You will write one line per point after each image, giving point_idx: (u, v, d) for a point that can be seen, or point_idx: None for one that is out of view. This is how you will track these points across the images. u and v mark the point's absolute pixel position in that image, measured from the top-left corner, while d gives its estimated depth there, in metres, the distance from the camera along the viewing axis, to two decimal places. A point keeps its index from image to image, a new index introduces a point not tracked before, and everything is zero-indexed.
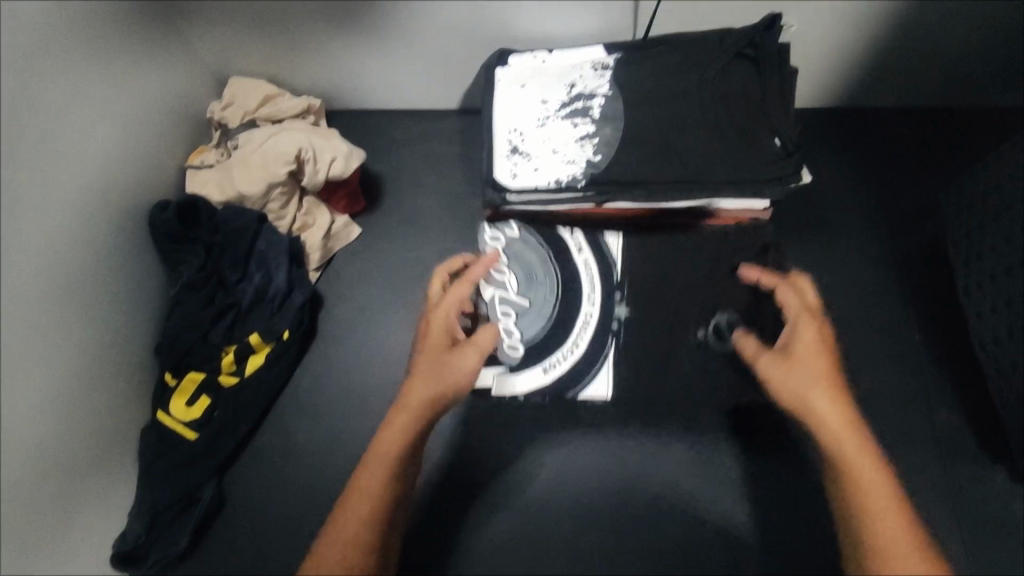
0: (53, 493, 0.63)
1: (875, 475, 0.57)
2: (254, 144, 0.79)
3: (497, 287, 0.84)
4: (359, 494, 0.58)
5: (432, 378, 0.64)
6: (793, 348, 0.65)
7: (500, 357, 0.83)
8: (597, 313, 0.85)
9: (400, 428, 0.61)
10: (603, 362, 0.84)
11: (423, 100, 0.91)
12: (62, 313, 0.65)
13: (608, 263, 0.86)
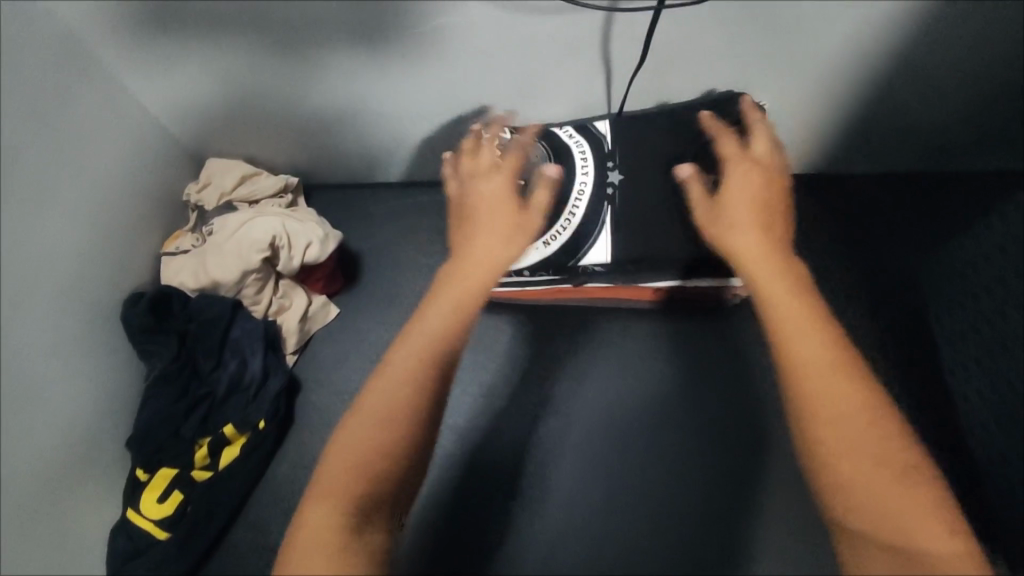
0: None
1: (812, 328, 0.47)
2: (227, 231, 0.78)
3: None
4: (389, 374, 0.46)
5: (494, 248, 0.56)
6: (729, 208, 0.57)
7: None
8: (592, 179, 0.71)
9: (441, 300, 0.52)
10: (602, 227, 0.71)
11: (400, 175, 0.93)
12: (32, 417, 0.65)
13: (599, 135, 0.72)
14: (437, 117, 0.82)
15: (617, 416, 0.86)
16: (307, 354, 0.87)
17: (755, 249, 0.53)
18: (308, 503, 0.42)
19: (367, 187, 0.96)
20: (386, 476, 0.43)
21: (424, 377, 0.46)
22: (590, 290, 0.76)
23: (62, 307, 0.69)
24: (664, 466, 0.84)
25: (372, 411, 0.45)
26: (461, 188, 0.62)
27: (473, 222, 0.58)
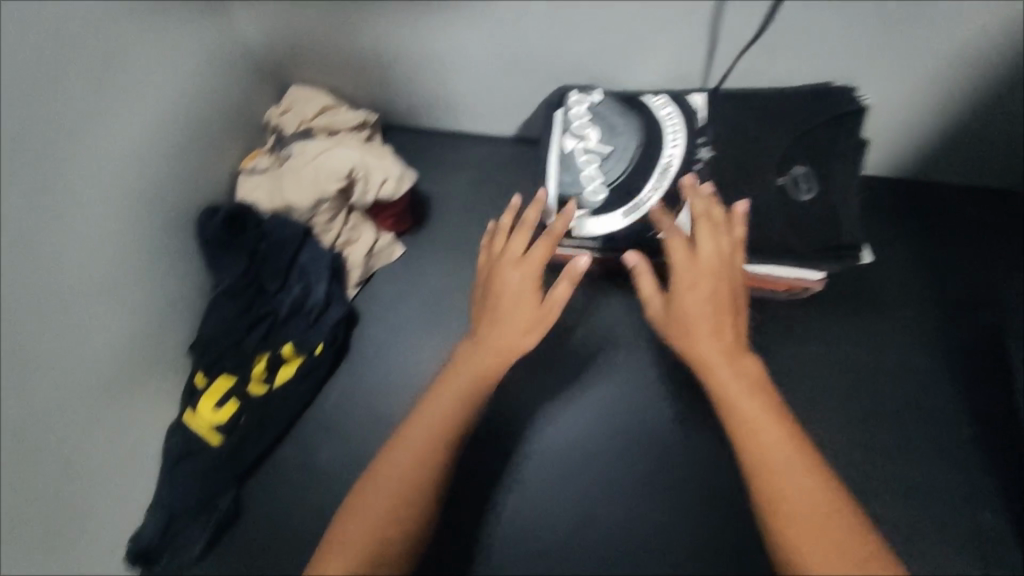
0: (75, 481, 0.65)
1: (766, 429, 0.54)
2: (306, 157, 0.79)
3: (579, 140, 0.74)
4: (399, 451, 0.59)
5: (509, 333, 0.62)
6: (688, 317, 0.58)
7: (580, 201, 0.72)
8: (681, 152, 0.71)
9: (450, 389, 0.62)
10: (684, 203, 0.71)
11: (479, 124, 0.93)
12: (105, 308, 0.67)
13: (692, 110, 0.73)
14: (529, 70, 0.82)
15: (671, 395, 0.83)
16: (367, 290, 0.88)
17: (718, 357, 0.56)
18: (330, 551, 0.56)
19: (445, 131, 0.96)
20: (391, 534, 0.57)
21: (426, 456, 0.59)
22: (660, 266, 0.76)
23: (141, 209, 0.71)
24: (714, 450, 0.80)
25: (389, 477, 0.58)
26: (487, 268, 0.66)
27: (494, 307, 0.63)
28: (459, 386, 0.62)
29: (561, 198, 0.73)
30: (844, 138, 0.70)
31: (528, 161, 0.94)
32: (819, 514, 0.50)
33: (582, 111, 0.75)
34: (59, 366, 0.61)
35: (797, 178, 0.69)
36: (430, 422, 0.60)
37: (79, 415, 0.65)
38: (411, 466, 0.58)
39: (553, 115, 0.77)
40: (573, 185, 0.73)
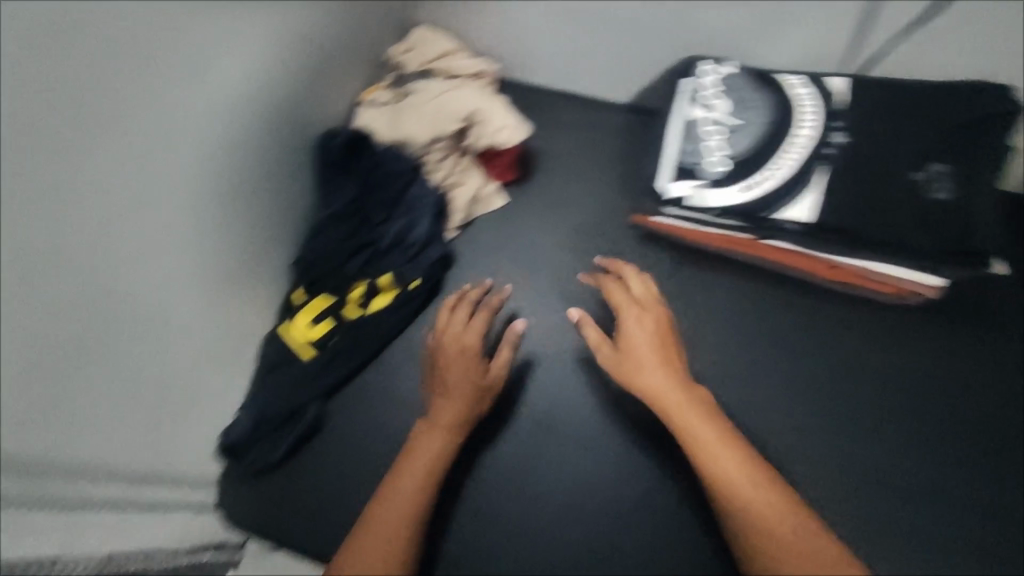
0: (184, 363, 0.67)
1: (730, 453, 0.58)
2: (430, 94, 0.81)
3: (704, 110, 0.73)
4: (379, 517, 0.59)
5: (459, 408, 0.70)
6: (636, 355, 0.67)
7: (699, 171, 0.71)
8: (809, 131, 0.69)
9: (412, 469, 0.64)
10: (810, 184, 0.68)
11: (602, 88, 0.95)
12: (234, 205, 0.69)
13: (826, 93, 0.70)
14: (662, 34, 0.83)
15: (757, 380, 0.81)
16: (466, 234, 0.89)
17: (662, 387, 0.64)
18: None
19: (563, 91, 0.97)
20: None
21: (406, 520, 0.60)
22: (768, 250, 0.73)
23: (281, 118, 0.74)
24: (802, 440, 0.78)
25: (377, 531, 0.58)
26: (438, 334, 0.75)
27: (445, 382, 0.71)
28: (415, 475, 0.64)
29: (680, 165, 0.72)
30: (990, 137, 0.66)
31: (641, 131, 0.94)
32: (802, 525, 0.53)
33: (708, 81, 0.74)
34: (194, 252, 0.66)
35: (934, 176, 0.66)
36: (398, 498, 0.62)
37: (194, 300, 0.67)
38: (392, 514, 0.60)
39: (680, 83, 0.76)
40: (694, 154, 0.72)
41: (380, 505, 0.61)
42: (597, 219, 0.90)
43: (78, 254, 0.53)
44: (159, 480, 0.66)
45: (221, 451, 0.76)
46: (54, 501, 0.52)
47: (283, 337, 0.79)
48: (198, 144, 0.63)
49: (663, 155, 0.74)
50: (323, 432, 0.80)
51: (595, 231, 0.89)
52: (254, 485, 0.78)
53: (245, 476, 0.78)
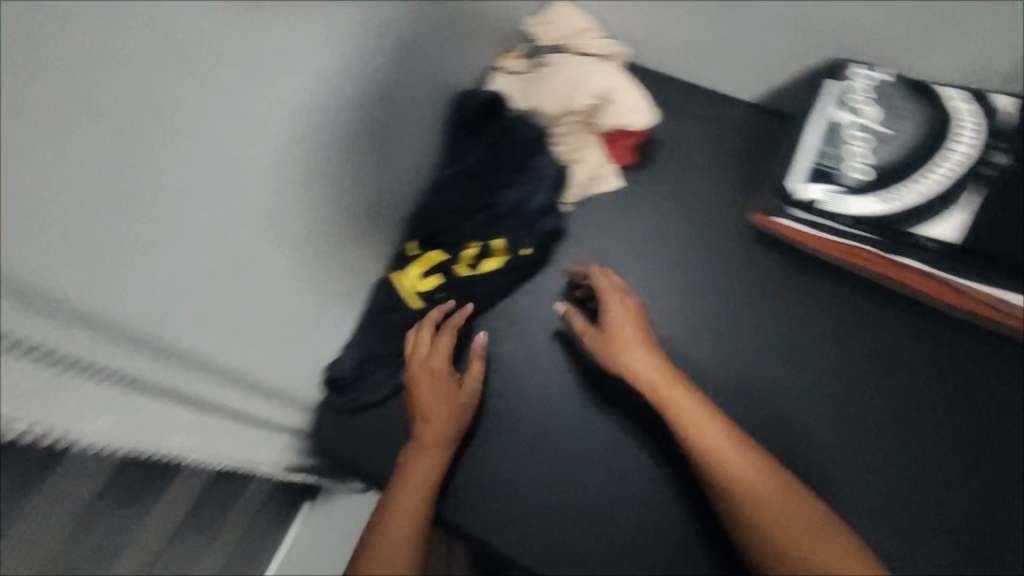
0: (309, 292, 0.71)
1: (712, 430, 0.69)
2: (566, 68, 0.82)
3: (852, 115, 0.71)
4: (387, 536, 0.68)
5: (440, 428, 0.74)
6: (620, 335, 0.76)
7: (837, 177, 0.70)
8: (964, 149, 0.66)
9: (408, 487, 0.71)
10: (958, 205, 0.66)
11: (732, 84, 0.94)
12: (374, 150, 0.73)
13: (988, 112, 0.67)
14: (810, 33, 0.81)
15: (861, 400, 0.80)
16: (578, 211, 0.90)
17: (654, 379, 0.73)
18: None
19: (691, 82, 0.97)
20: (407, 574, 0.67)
21: (411, 534, 0.69)
22: (899, 270, 0.70)
23: (425, 74, 0.77)
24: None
25: (389, 546, 0.67)
26: (412, 364, 0.78)
27: (424, 408, 0.75)
28: (412, 491, 0.71)
29: (817, 169, 0.71)
30: None
31: (768, 131, 0.92)
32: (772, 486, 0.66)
33: (861, 86, 0.72)
34: (342, 194, 0.70)
35: None
36: (398, 514, 0.69)
37: (327, 235, 0.70)
38: (401, 526, 0.69)
39: (826, 82, 0.73)
40: (834, 159, 0.70)
41: (386, 522, 0.69)
42: (712, 214, 0.89)
43: (255, 176, 0.56)
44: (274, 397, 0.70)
45: (326, 383, 0.79)
46: (193, 399, 0.56)
47: (396, 284, 0.82)
48: (360, 90, 0.66)
49: (798, 156, 0.72)
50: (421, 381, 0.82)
51: (709, 226, 0.88)
52: (350, 421, 0.81)
53: (342, 411, 0.80)
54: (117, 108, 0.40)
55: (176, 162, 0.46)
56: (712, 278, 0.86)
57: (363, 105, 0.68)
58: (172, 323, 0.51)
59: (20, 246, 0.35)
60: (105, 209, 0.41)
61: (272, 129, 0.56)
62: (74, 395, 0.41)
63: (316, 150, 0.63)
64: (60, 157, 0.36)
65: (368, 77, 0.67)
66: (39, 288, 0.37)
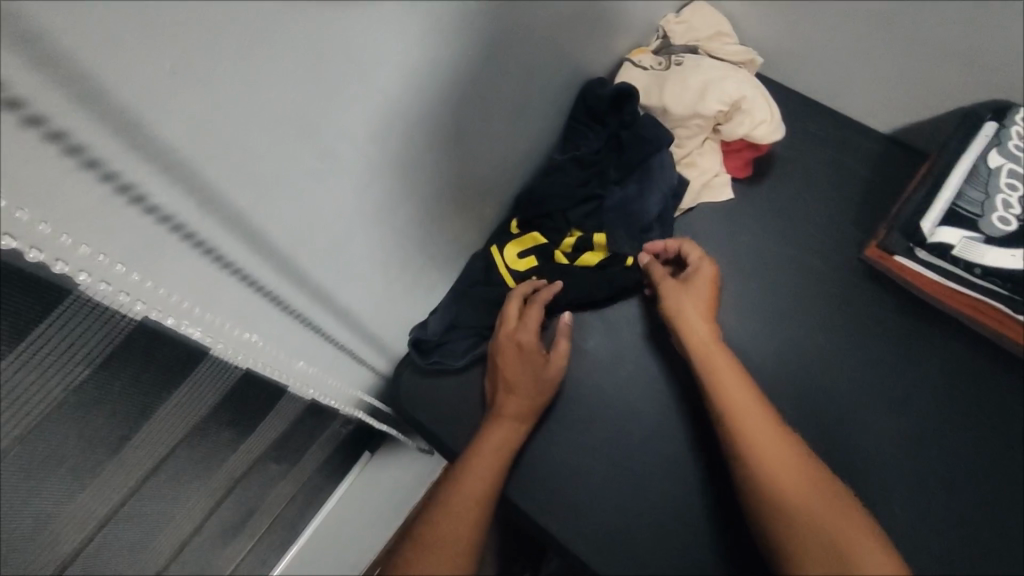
0: (416, 251, 0.73)
1: (756, 403, 0.67)
2: (702, 70, 0.80)
3: (1011, 163, 0.66)
4: (461, 496, 0.69)
5: (523, 401, 0.76)
6: (688, 289, 0.76)
7: (979, 224, 0.66)
8: None
9: (484, 453, 0.73)
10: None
11: (867, 113, 0.90)
12: (499, 123, 0.73)
13: None
14: (969, 71, 0.77)
15: (963, 461, 0.75)
16: (685, 218, 0.88)
17: (707, 336, 0.73)
18: (431, 536, 0.65)
19: (822, 104, 0.93)
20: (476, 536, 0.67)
21: (484, 500, 0.70)
22: (1016, 328, 0.68)
23: (561, 57, 0.77)
24: (1001, 543, 0.70)
25: (461, 509, 0.68)
26: (502, 333, 0.77)
27: (511, 381, 0.76)
28: (488, 458, 0.72)
29: (952, 211, 0.67)
30: None
31: (898, 166, 0.88)
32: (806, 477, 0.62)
33: None
34: (464, 160, 0.71)
35: None
36: (476, 477, 0.70)
37: (443, 199, 0.72)
38: (476, 488, 0.70)
39: (983, 125, 0.69)
40: (979, 204, 0.66)
41: (463, 484, 0.70)
42: (822, 242, 0.86)
43: (395, 127, 0.57)
44: (364, 347, 0.72)
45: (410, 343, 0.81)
46: (298, 318, 0.56)
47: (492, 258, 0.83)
48: (504, 62, 0.67)
49: (936, 195, 0.69)
50: None
51: (818, 254, 0.85)
52: (427, 383, 0.83)
53: (421, 369, 0.83)
54: (321, 47, 0.43)
55: (350, 109, 0.49)
56: (811, 307, 0.83)
57: (501, 77, 0.68)
58: (316, 255, 0.55)
59: (208, 142, 0.38)
60: (287, 136, 0.44)
61: (429, 93, 0.59)
62: (210, 287, 0.44)
63: (454, 112, 0.64)
64: (253, 62, 0.38)
65: (512, 53, 0.67)
66: (215, 189, 0.40)
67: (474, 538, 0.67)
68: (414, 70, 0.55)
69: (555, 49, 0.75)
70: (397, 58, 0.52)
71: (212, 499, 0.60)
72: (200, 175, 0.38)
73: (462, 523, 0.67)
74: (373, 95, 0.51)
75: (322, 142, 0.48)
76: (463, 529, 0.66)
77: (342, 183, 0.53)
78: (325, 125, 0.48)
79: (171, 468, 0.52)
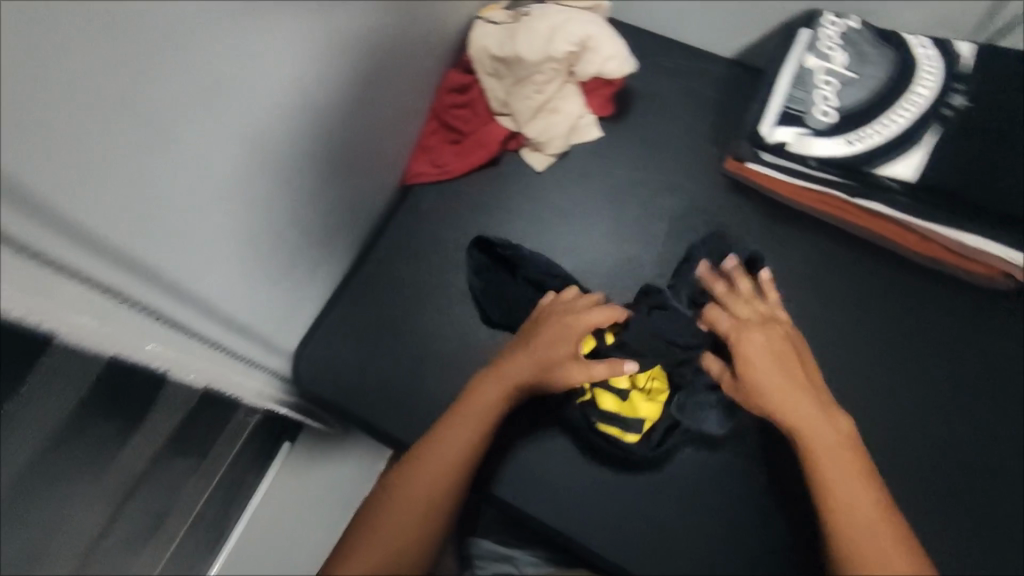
0: (292, 231, 0.71)
1: (855, 479, 0.61)
2: (547, 16, 0.82)
3: (823, 61, 0.73)
4: (418, 470, 0.67)
5: (524, 372, 0.71)
6: (759, 363, 0.68)
7: (806, 120, 0.72)
8: (929, 94, 0.69)
9: (462, 423, 0.69)
10: (918, 145, 0.69)
11: (712, 39, 0.95)
12: (364, 91, 0.72)
13: (954, 57, 0.70)
14: None
15: (834, 342, 0.81)
16: (559, 162, 0.90)
17: (794, 406, 0.65)
18: (376, 527, 0.65)
19: (674, 36, 0.98)
20: (428, 516, 0.66)
21: (448, 477, 0.67)
22: (888, 225, 0.74)
23: (415, 19, 0.76)
24: (864, 407, 0.78)
25: (415, 484, 0.66)
26: (555, 309, 0.75)
27: (530, 346, 0.72)
28: (466, 430, 0.68)
29: (785, 112, 0.73)
30: None
31: (744, 83, 0.93)
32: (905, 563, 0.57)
33: (834, 33, 0.73)
34: (328, 133, 0.69)
35: None
36: (443, 450, 0.67)
37: (313, 176, 0.70)
38: (443, 467, 0.67)
39: (799, 32, 0.76)
40: (804, 103, 0.72)
41: (425, 456, 0.67)
42: (687, 163, 0.89)
43: (247, 110, 0.55)
44: (248, 335, 0.70)
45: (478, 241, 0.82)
46: (156, 312, 0.54)
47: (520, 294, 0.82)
48: (359, 30, 0.66)
49: (769, 100, 0.74)
50: (385, 341, 0.82)
51: (685, 175, 0.89)
52: (320, 367, 0.81)
53: (323, 350, 0.81)
54: (136, 35, 0.41)
55: (185, 94, 0.48)
56: (683, 226, 0.87)
57: (356, 45, 0.67)
58: (175, 251, 0.53)
59: (13, 141, 0.36)
60: (110, 128, 0.42)
61: (280, 74, 0.57)
62: (49, 288, 0.43)
63: (308, 88, 0.62)
64: (51, 55, 0.36)
65: (367, 24, 0.67)
66: (34, 192, 0.38)
67: (424, 516, 0.66)
68: (257, 50, 0.53)
69: (407, 15, 0.75)
70: (237, 41, 0.50)
71: (109, 506, 0.60)
72: (10, 179, 0.37)
73: (410, 496, 0.66)
74: (211, 81, 0.49)
75: (158, 134, 0.46)
76: (415, 503, 0.66)
77: (190, 175, 0.52)
78: (159, 116, 0.46)
79: (48, 476, 0.51)
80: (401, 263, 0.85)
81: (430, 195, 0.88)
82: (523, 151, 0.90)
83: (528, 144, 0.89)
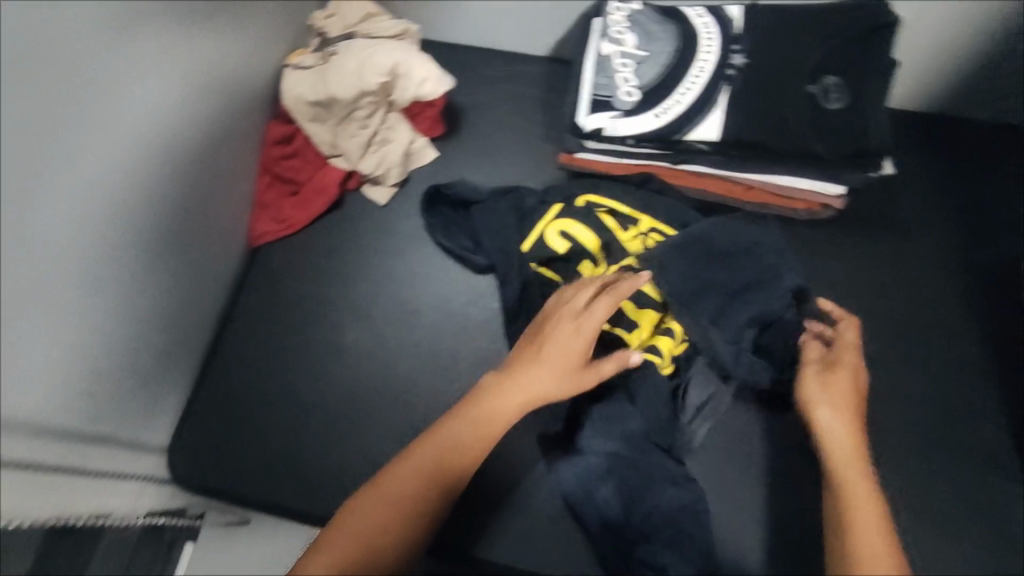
0: (134, 329, 0.67)
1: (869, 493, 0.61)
2: (353, 52, 0.82)
3: (617, 44, 0.76)
4: (383, 494, 0.57)
5: (538, 380, 0.62)
6: (838, 383, 0.68)
7: (614, 102, 0.75)
8: (714, 58, 0.74)
9: (457, 434, 0.60)
10: (715, 105, 0.73)
11: (524, 44, 0.98)
12: (183, 168, 0.69)
13: (728, 21, 0.76)
14: None
15: None
16: (402, 190, 0.90)
17: (849, 430, 0.65)
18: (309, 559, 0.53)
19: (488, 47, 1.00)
20: (387, 547, 0.55)
21: (424, 494, 0.58)
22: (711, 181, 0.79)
23: (224, 86, 0.75)
24: None
25: (377, 506, 0.56)
26: (570, 297, 0.66)
27: (544, 348, 0.64)
28: (459, 451, 0.60)
29: (594, 99, 0.76)
30: (870, 56, 0.74)
31: (561, 78, 0.96)
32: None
33: (621, 17, 0.77)
34: (152, 219, 0.66)
35: (827, 88, 0.73)
36: (431, 463, 0.59)
37: (144, 267, 0.66)
38: (423, 493, 0.58)
39: (591, 22, 0.79)
40: (610, 87, 0.75)
41: (395, 476, 0.58)
42: (524, 166, 0.91)
43: (46, 220, 0.51)
44: (106, 447, 0.65)
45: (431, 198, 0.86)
46: None
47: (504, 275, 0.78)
48: (160, 109, 0.64)
49: (578, 90, 0.77)
50: (257, 412, 0.78)
51: (524, 177, 0.91)
52: (195, 456, 0.76)
53: (195, 438, 0.77)
54: None
55: None
56: None
57: (161, 126, 0.64)
58: None
59: None
60: None
61: (74, 169, 0.54)
62: None
63: (115, 179, 0.59)
64: None
65: (177, 95, 0.66)
66: None
67: (384, 543, 0.55)
68: (52, 120, 0.51)
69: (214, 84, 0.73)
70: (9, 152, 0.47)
71: None
72: None
73: (373, 524, 0.55)
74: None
75: None
76: (376, 526, 0.55)
77: None
78: None
79: None
80: (262, 329, 0.82)
81: (276, 253, 0.86)
82: (364, 187, 0.89)
83: (366, 179, 0.88)
